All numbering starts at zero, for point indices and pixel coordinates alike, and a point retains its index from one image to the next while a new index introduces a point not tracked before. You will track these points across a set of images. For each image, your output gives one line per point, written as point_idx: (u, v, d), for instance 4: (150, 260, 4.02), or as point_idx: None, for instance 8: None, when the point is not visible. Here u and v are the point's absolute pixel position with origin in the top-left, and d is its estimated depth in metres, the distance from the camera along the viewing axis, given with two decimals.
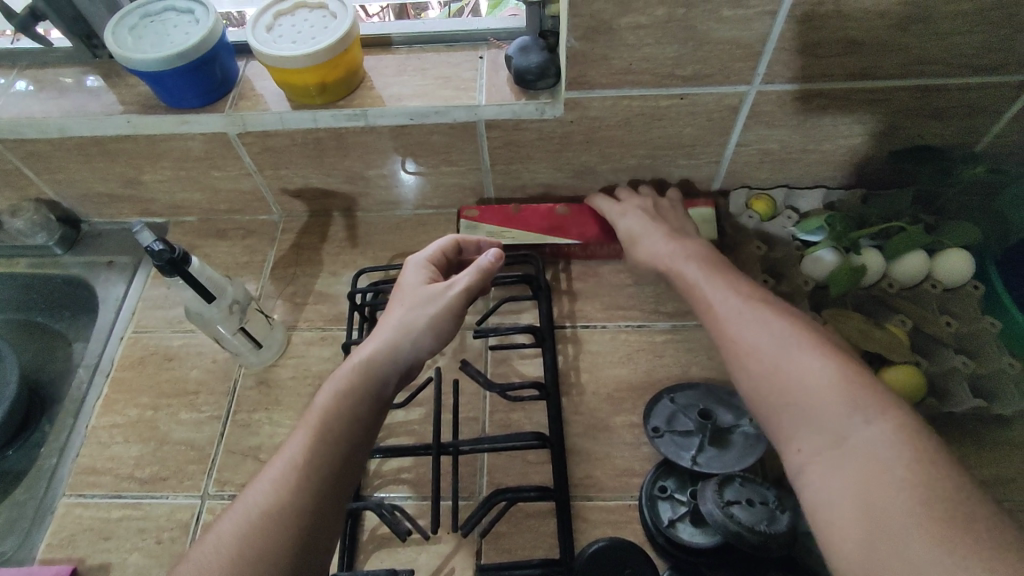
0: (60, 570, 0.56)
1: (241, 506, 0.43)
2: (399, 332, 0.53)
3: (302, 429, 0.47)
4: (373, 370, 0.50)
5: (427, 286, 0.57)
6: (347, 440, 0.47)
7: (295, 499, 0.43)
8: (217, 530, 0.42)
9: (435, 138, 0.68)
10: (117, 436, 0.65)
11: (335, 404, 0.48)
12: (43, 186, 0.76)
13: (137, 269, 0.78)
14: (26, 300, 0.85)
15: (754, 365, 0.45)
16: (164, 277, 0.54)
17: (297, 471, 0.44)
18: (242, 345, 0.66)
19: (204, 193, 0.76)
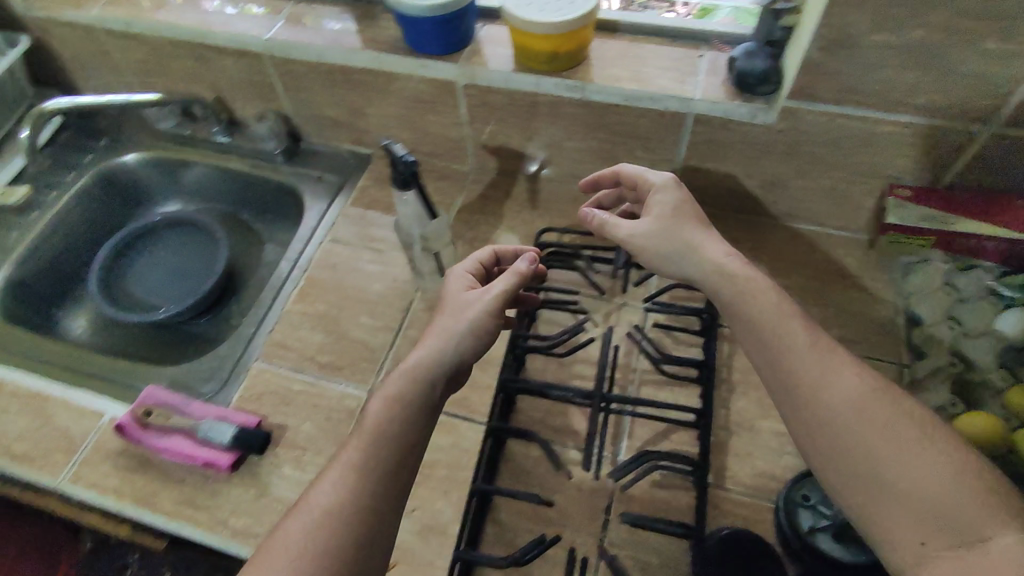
0: (250, 419, 0.65)
1: (306, 514, 0.48)
2: (444, 342, 0.56)
3: (356, 439, 0.51)
4: (415, 376, 0.54)
5: (466, 294, 0.60)
6: (396, 447, 0.51)
7: (356, 507, 0.48)
8: (284, 537, 0.47)
9: (641, 122, 0.72)
10: (306, 322, 0.74)
11: (384, 418, 0.52)
12: (284, 103, 0.87)
13: (341, 187, 0.87)
14: (241, 196, 0.98)
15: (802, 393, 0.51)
16: (397, 189, 0.61)
17: (352, 479, 0.49)
18: (428, 269, 0.73)
19: (414, 133, 0.84)
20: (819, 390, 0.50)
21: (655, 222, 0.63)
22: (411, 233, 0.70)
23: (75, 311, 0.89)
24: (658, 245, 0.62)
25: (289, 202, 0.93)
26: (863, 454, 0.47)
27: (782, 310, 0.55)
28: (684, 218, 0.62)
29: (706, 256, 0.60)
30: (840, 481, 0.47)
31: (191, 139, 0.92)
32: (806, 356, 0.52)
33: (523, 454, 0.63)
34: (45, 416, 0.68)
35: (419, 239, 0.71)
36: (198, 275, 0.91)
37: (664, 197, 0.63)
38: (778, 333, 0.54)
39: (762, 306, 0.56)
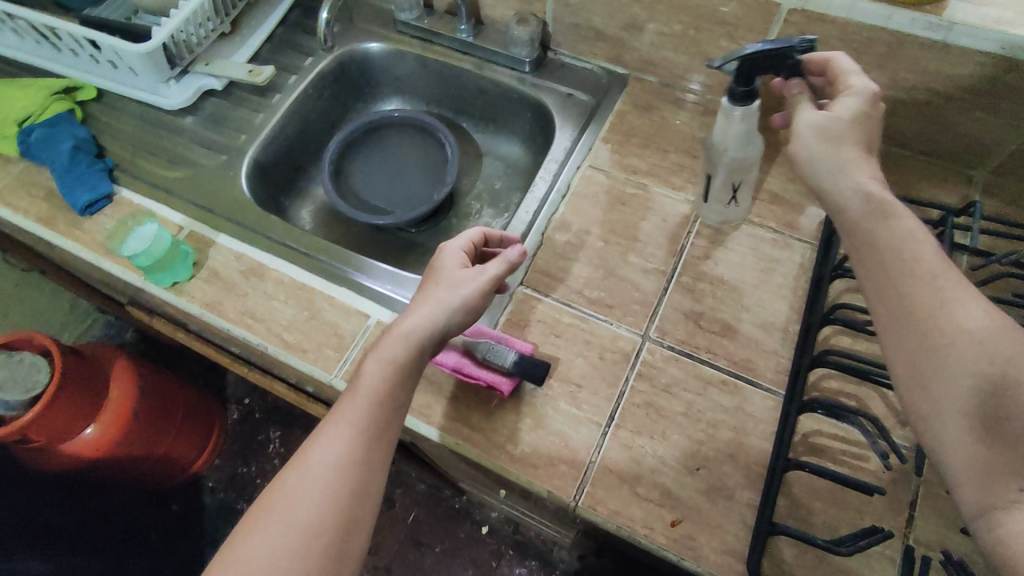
0: (526, 348, 0.63)
1: (306, 470, 0.48)
2: (440, 312, 0.54)
3: (354, 399, 0.51)
4: (410, 348, 0.53)
5: (459, 270, 0.58)
6: (390, 406, 0.51)
7: (351, 464, 0.48)
8: (287, 489, 0.48)
9: (1005, 78, 0.60)
10: (570, 252, 0.70)
11: (382, 381, 0.51)
12: (547, 6, 0.79)
13: (595, 108, 0.80)
14: (465, 102, 0.92)
15: (897, 305, 0.43)
16: (735, 104, 0.57)
17: (348, 436, 0.49)
18: (719, 196, 0.68)
19: (692, 58, 0.75)
20: (921, 314, 0.41)
21: (836, 121, 0.50)
22: (724, 153, 0.63)
23: (303, 201, 0.90)
24: (813, 140, 0.50)
25: (524, 116, 0.88)
26: (966, 391, 0.38)
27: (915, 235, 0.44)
28: (853, 136, 0.50)
29: (857, 179, 0.48)
30: (935, 418, 0.40)
31: (429, 34, 0.86)
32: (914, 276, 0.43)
33: (818, 432, 0.59)
34: (313, 309, 0.69)
35: (728, 162, 0.64)
36: (422, 179, 0.90)
37: (851, 103, 0.50)
38: (898, 253, 0.44)
39: (884, 231, 0.45)
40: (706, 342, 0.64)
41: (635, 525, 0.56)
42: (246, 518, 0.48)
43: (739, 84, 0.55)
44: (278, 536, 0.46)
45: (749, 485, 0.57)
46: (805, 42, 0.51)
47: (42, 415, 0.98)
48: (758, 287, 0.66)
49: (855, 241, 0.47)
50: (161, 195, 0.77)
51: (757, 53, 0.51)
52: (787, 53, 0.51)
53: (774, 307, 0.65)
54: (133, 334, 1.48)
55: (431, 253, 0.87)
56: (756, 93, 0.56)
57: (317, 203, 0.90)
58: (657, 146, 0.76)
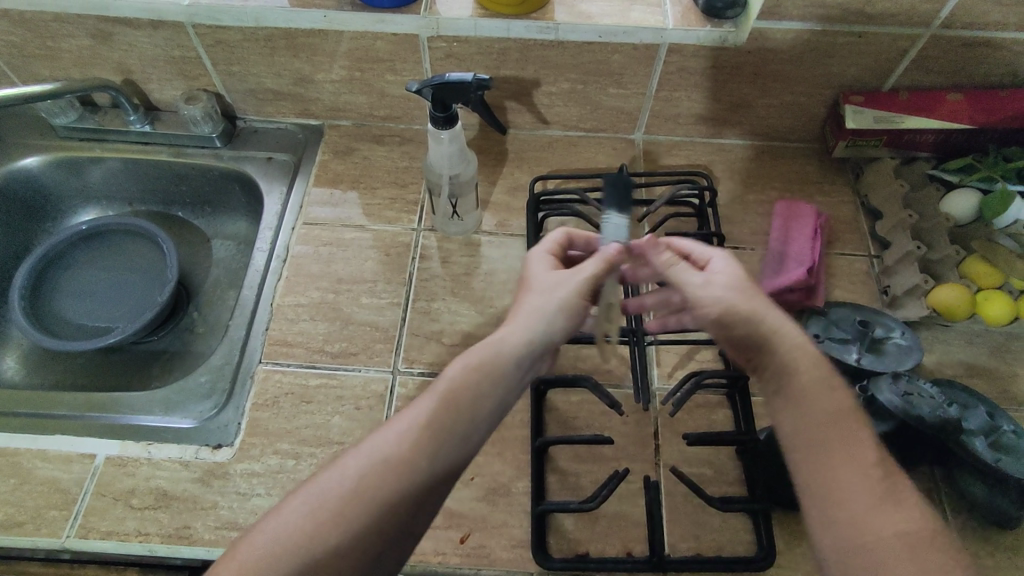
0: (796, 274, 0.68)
1: (358, 456, 0.41)
2: (537, 320, 0.48)
3: (429, 397, 0.44)
4: (505, 352, 0.46)
5: (552, 272, 0.51)
6: (467, 420, 0.44)
7: (400, 467, 0.41)
8: (327, 478, 0.41)
9: (615, 58, 0.71)
10: (303, 313, 0.69)
11: (462, 383, 0.44)
12: (214, 78, 0.77)
13: (297, 167, 0.80)
14: (171, 192, 0.87)
15: (829, 433, 0.43)
16: (437, 128, 0.62)
17: (414, 439, 0.42)
18: (443, 210, 0.72)
19: (370, 96, 0.78)
20: (844, 462, 0.42)
21: (731, 281, 0.49)
22: (441, 173, 0.68)
23: (4, 350, 0.78)
24: (728, 303, 0.47)
25: (235, 189, 0.84)
26: (873, 529, 0.40)
27: (817, 377, 0.45)
28: (753, 297, 0.48)
29: (786, 330, 0.47)
30: (849, 549, 0.40)
31: (98, 132, 0.79)
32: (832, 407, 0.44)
33: (565, 404, 0.64)
34: (23, 472, 0.60)
35: (449, 180, 0.68)
36: (144, 285, 0.83)
37: (723, 266, 0.50)
38: (818, 376, 0.45)
39: (809, 358, 0.46)
40: (452, 357, 0.66)
41: (427, 557, 0.56)
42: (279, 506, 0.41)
43: (437, 108, 0.61)
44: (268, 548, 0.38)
45: (521, 475, 0.60)
46: (480, 81, 0.57)
47: None
48: (487, 289, 0.71)
49: (777, 367, 0.46)
50: None
51: (443, 81, 0.57)
52: (465, 86, 0.57)
53: (505, 304, 0.70)
54: None
55: (177, 357, 0.80)
56: (456, 118, 0.62)
57: (21, 347, 0.79)
58: (365, 185, 0.77)
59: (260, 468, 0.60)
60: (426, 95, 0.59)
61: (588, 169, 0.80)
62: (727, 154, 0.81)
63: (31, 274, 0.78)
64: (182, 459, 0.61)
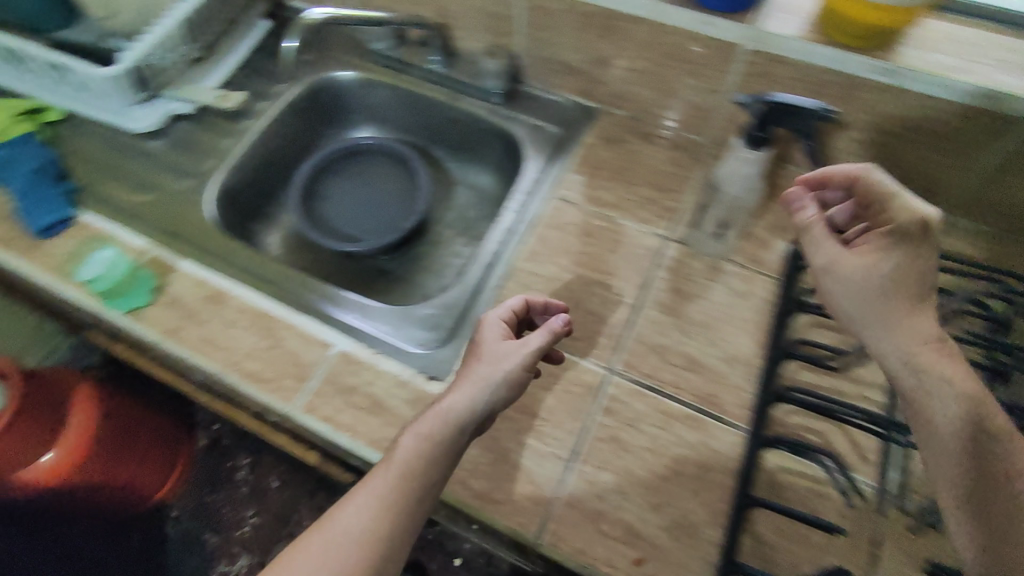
0: None
1: (328, 537, 0.48)
2: (479, 391, 0.55)
3: (385, 473, 0.51)
4: (457, 422, 0.53)
5: (501, 344, 0.59)
6: (422, 484, 0.51)
7: (371, 536, 0.48)
8: (304, 557, 0.47)
9: (954, 121, 0.63)
10: (537, 283, 0.70)
11: (416, 457, 0.51)
12: (518, 40, 0.80)
13: (563, 143, 0.81)
14: (438, 133, 0.93)
15: (902, 377, 0.48)
16: None
17: (377, 512, 0.49)
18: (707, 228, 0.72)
19: (657, 94, 0.77)
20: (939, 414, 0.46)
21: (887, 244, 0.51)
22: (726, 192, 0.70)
23: (271, 226, 0.88)
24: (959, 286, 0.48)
25: (496, 146, 0.88)
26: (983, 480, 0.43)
27: (870, 285, 0.51)
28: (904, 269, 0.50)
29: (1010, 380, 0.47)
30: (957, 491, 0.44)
31: (403, 64, 0.88)
32: (865, 313, 0.51)
33: (779, 469, 0.59)
34: (274, 337, 0.67)
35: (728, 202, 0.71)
36: (389, 208, 0.90)
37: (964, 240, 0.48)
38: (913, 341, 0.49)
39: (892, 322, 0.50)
40: (671, 376, 0.64)
41: (599, 564, 0.55)
42: (288, 550, 0.49)
43: (760, 124, 0.59)
44: None
45: (712, 522, 0.56)
46: (823, 111, 0.54)
47: None
48: (722, 320, 0.67)
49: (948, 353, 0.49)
50: (124, 218, 0.76)
51: (782, 101, 0.55)
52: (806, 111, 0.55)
53: (739, 342, 0.65)
54: (101, 359, 1.56)
55: (400, 282, 0.86)
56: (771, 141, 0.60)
57: (286, 228, 0.89)
58: (625, 178, 0.77)
59: None
60: (753, 110, 0.57)
61: None
62: None
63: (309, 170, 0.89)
64: (399, 377, 0.64)
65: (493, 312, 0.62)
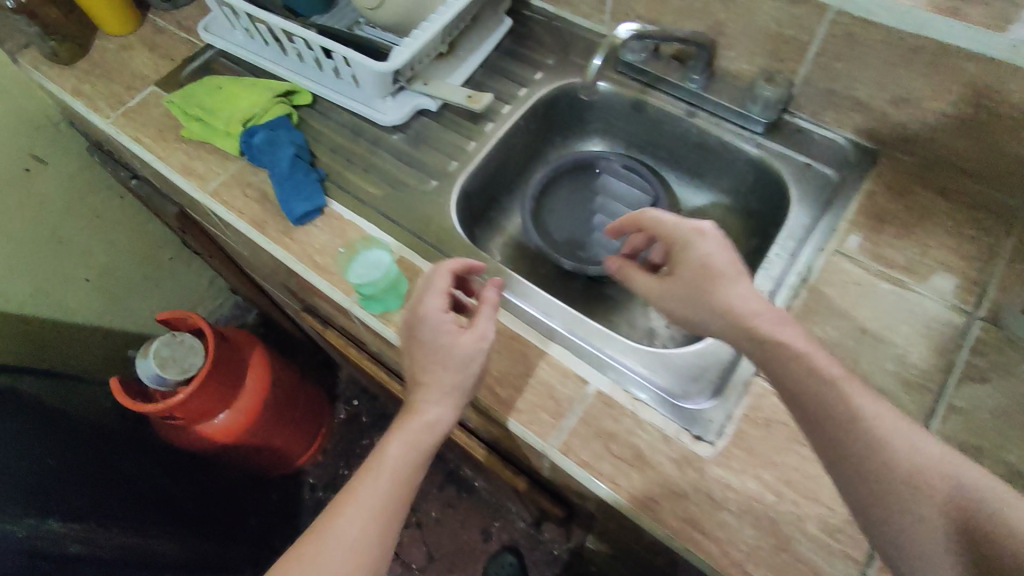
0: None
1: (330, 542, 0.54)
2: (453, 401, 0.59)
3: (376, 476, 0.57)
4: (433, 428, 0.59)
5: (446, 321, 0.60)
6: (400, 494, 0.57)
7: (367, 546, 0.54)
8: (311, 560, 0.53)
9: None
10: (815, 346, 0.63)
11: (400, 464, 0.57)
12: (802, 67, 0.72)
13: (837, 188, 0.73)
14: (673, 155, 0.87)
15: (832, 427, 0.46)
16: None
17: (376, 527, 0.55)
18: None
19: (971, 145, 0.67)
20: (864, 445, 0.45)
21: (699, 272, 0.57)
22: None
23: (492, 234, 0.86)
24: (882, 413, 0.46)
25: (743, 178, 0.81)
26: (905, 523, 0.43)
27: (683, 291, 0.58)
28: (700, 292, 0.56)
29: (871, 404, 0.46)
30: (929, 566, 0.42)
31: (653, 79, 0.82)
32: (694, 293, 0.57)
33: None
34: (526, 364, 0.64)
35: None
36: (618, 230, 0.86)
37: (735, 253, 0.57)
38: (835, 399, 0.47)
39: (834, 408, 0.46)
40: None
41: None
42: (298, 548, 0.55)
43: None
44: None
45: None
46: None
47: (189, 399, 1.06)
48: None
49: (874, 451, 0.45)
50: (370, 214, 0.76)
51: None
52: None
53: None
54: (255, 317, 1.68)
55: (622, 310, 0.81)
56: None
57: (507, 237, 0.87)
58: (917, 237, 0.67)
59: (737, 484, 0.57)
60: None
61: None
62: None
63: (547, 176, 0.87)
64: (663, 431, 0.60)
65: (436, 281, 0.62)
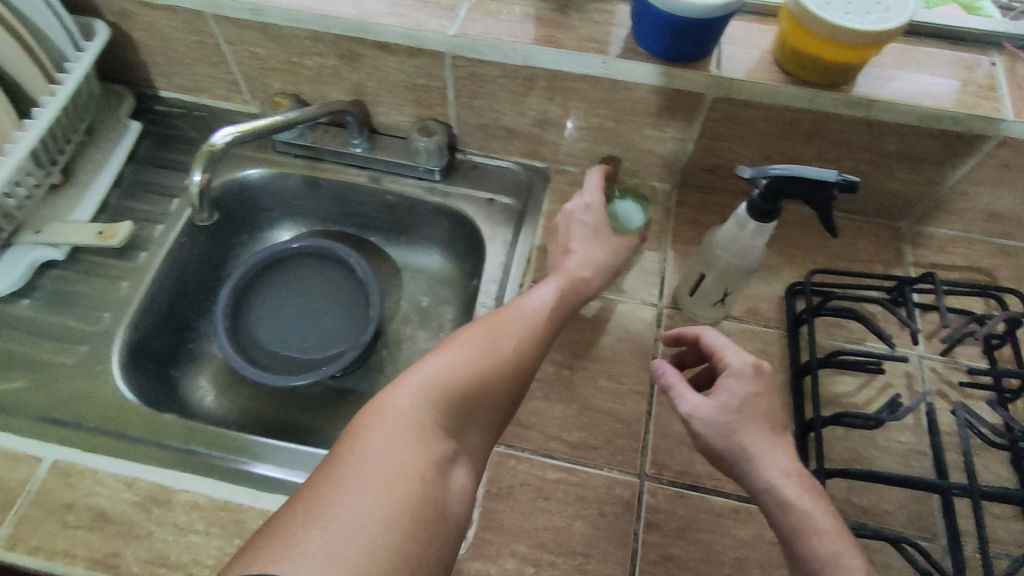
0: None
1: (416, 377, 0.47)
2: (556, 293, 0.57)
3: (494, 326, 0.52)
4: (580, 291, 0.59)
5: (569, 262, 0.60)
6: (510, 372, 0.50)
7: (463, 394, 0.47)
8: (397, 402, 0.45)
9: (924, 143, 0.62)
10: (536, 389, 0.62)
11: (521, 329, 0.53)
12: (449, 109, 0.71)
13: (521, 217, 0.73)
14: (372, 218, 0.81)
15: (804, 551, 0.44)
16: (759, 219, 0.52)
17: (488, 355, 0.50)
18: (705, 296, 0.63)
19: (615, 148, 0.71)
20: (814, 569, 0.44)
21: (725, 408, 0.49)
22: (721, 256, 0.58)
23: (197, 367, 0.74)
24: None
25: (442, 226, 0.78)
26: None
27: (726, 426, 0.48)
28: (750, 424, 0.48)
29: (824, 532, 0.44)
30: None
31: (314, 150, 0.75)
32: (739, 452, 0.48)
33: None
34: (245, 535, 0.54)
35: (726, 267, 0.59)
36: (337, 316, 0.78)
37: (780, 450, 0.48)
38: (788, 497, 0.46)
39: (777, 492, 0.46)
40: (706, 468, 0.58)
41: None
42: (341, 440, 0.43)
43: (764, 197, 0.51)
44: (379, 490, 0.39)
45: None
46: (845, 182, 0.47)
47: None
48: None
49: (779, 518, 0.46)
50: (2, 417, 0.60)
51: (791, 174, 0.47)
52: (823, 185, 0.47)
53: None
54: None
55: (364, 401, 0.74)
56: (778, 213, 0.51)
57: (215, 365, 0.75)
58: None
59: (496, 572, 0.53)
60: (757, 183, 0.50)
61: (847, 256, 0.70)
62: (1012, 259, 0.70)
63: (249, 270, 0.76)
64: None
65: (589, 181, 0.63)
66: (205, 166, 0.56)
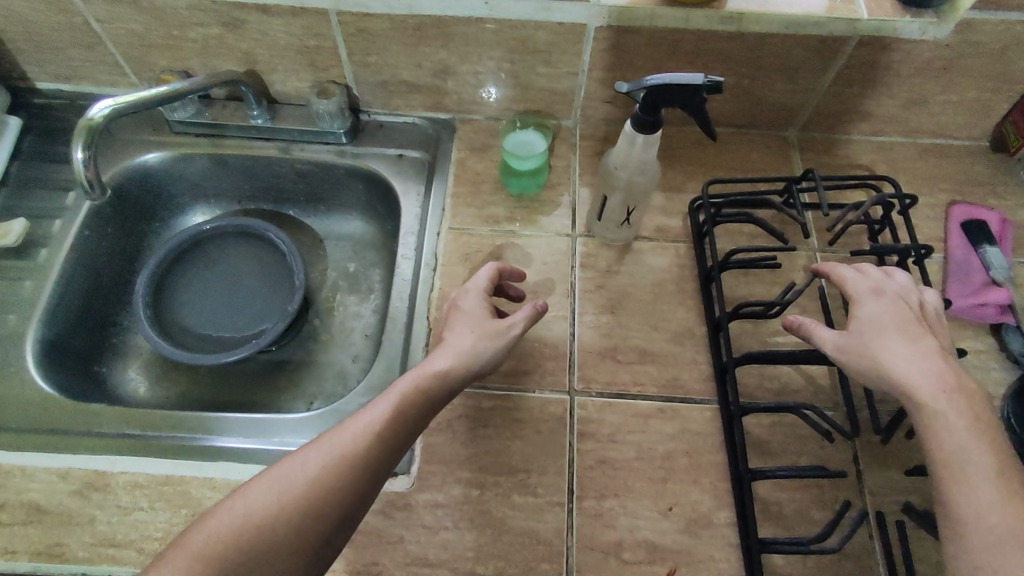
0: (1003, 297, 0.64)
1: (213, 522, 0.42)
2: (407, 401, 0.48)
3: (324, 451, 0.44)
4: (433, 392, 0.50)
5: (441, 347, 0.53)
6: (322, 510, 0.42)
7: (255, 541, 0.41)
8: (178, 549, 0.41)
9: (794, 52, 0.66)
10: None
11: (349, 451, 0.45)
12: (346, 69, 0.71)
13: (433, 169, 0.74)
14: (286, 191, 0.81)
15: (938, 423, 0.45)
16: (643, 130, 0.55)
17: (292, 494, 0.42)
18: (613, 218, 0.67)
19: (515, 90, 0.73)
20: (950, 439, 0.44)
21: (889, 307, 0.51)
22: (620, 176, 0.61)
23: (125, 360, 0.73)
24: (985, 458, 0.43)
25: (358, 190, 0.79)
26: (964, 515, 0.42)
27: (879, 319, 0.51)
28: (909, 325, 0.50)
29: (960, 411, 0.45)
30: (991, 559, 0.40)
31: (215, 127, 0.74)
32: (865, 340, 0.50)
33: (756, 428, 0.60)
34: (191, 504, 0.55)
35: (626, 185, 0.62)
36: (264, 290, 0.78)
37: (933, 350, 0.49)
38: (923, 375, 0.47)
39: (911, 370, 0.48)
40: (631, 376, 0.62)
41: None
42: None
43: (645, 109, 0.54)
44: None
45: (721, 505, 0.57)
46: (712, 82, 0.49)
47: None
48: (655, 301, 0.66)
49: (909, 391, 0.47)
50: None
51: (663, 83, 0.50)
52: (694, 89, 0.50)
53: (676, 317, 0.65)
54: None
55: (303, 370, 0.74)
56: (661, 122, 0.54)
57: (143, 355, 0.74)
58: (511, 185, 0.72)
59: (443, 499, 0.56)
60: (636, 96, 0.52)
61: (742, 168, 0.75)
62: (888, 153, 0.76)
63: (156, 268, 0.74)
64: None
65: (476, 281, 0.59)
66: (86, 142, 0.54)
